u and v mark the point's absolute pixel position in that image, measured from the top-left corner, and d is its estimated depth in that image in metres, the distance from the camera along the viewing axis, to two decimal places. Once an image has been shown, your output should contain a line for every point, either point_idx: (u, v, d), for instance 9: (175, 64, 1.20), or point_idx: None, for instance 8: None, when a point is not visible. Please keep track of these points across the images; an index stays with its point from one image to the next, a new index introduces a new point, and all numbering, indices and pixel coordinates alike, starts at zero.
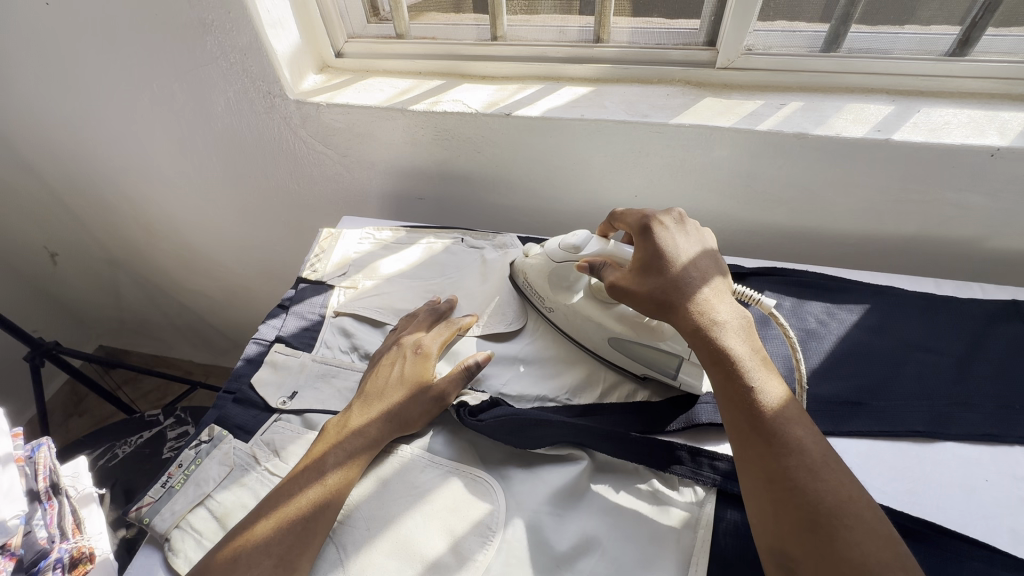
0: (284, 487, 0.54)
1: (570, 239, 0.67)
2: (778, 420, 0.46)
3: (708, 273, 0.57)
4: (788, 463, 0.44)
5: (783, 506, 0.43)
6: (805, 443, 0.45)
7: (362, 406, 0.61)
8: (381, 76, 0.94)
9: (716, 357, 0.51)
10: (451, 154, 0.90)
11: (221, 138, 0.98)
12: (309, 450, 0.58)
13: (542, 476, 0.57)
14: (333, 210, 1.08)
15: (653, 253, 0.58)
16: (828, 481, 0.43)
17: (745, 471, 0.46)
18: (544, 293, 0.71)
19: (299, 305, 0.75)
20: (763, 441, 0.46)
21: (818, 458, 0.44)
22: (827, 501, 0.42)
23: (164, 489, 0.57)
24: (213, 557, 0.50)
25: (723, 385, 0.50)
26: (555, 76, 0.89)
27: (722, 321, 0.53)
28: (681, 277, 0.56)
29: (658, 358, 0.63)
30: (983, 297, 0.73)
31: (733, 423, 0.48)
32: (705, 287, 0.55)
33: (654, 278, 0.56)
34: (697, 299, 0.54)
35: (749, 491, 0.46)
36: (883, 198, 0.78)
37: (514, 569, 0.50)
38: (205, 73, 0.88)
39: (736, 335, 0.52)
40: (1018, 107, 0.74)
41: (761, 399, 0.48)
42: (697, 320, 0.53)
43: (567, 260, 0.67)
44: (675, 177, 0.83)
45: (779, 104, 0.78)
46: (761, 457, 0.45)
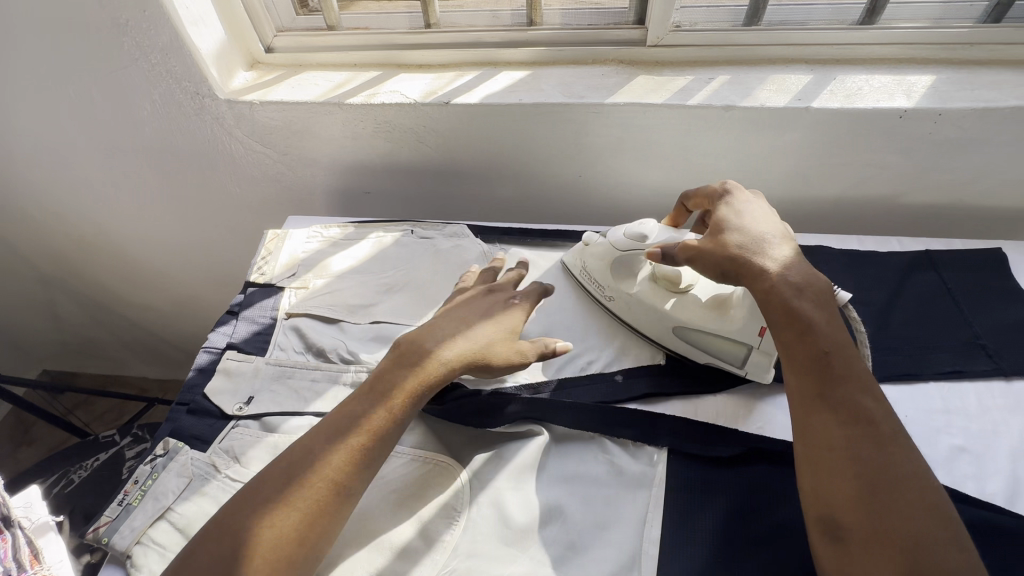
0: (325, 428, 0.53)
1: (637, 228, 0.68)
2: (848, 384, 0.48)
3: (786, 241, 0.58)
4: (855, 432, 0.45)
5: (846, 473, 0.44)
6: (875, 414, 0.46)
7: (450, 334, 0.61)
8: (315, 70, 0.92)
9: (788, 312, 0.52)
10: (394, 146, 0.90)
11: (150, 142, 0.94)
12: (364, 385, 0.57)
13: (504, 454, 0.59)
14: (279, 210, 1.05)
15: (727, 220, 0.60)
16: (894, 455, 0.44)
17: (811, 433, 0.47)
18: (605, 282, 0.73)
19: (249, 309, 0.74)
20: (835, 406, 0.47)
21: (887, 431, 0.45)
22: (889, 473, 0.43)
23: (122, 507, 0.56)
24: (232, 506, 0.49)
25: (796, 345, 0.51)
26: (492, 61, 0.89)
27: (801, 283, 0.54)
28: (760, 243, 0.57)
29: (726, 346, 0.65)
30: (901, 249, 0.79)
31: (800, 383, 0.50)
32: (782, 249, 0.57)
33: (729, 239, 0.58)
34: (773, 263, 0.55)
35: (807, 455, 0.47)
36: (809, 164, 0.82)
37: (481, 545, 0.53)
38: (125, 76, 0.84)
39: (812, 295, 0.53)
40: (923, 69, 0.79)
41: (834, 364, 0.49)
42: (772, 282, 0.54)
43: (632, 248, 0.68)
44: (616, 155, 0.85)
45: (708, 78, 0.81)
46: (826, 424, 0.47)
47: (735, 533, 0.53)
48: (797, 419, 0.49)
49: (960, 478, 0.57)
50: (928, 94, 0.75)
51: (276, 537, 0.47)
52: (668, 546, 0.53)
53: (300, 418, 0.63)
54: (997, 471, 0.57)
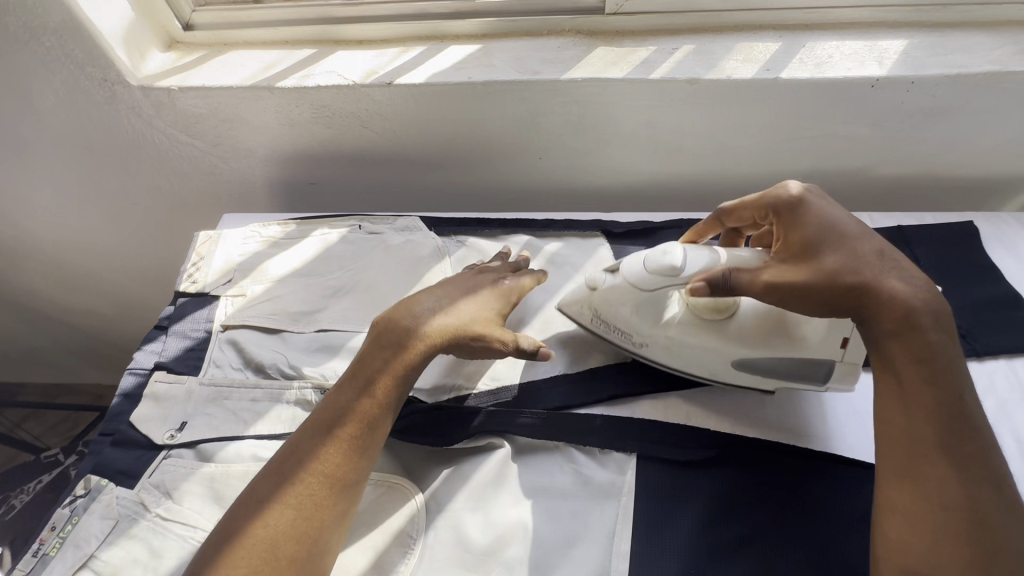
0: (305, 453, 0.48)
1: (660, 262, 0.55)
2: (977, 435, 0.43)
3: (896, 253, 0.50)
4: (976, 491, 0.41)
5: (962, 533, 0.40)
6: (1000, 473, 0.42)
7: (438, 309, 0.56)
8: (242, 49, 0.83)
9: (918, 346, 0.46)
10: (336, 133, 0.82)
11: (60, 136, 0.85)
12: (340, 386, 0.52)
13: (462, 471, 0.56)
14: (218, 205, 0.96)
15: (816, 239, 0.51)
16: (1011, 519, 0.41)
17: (929, 482, 0.42)
18: (635, 329, 0.59)
19: (180, 323, 0.68)
20: (962, 460, 0.42)
21: (1008, 492, 0.42)
22: (1005, 539, 0.40)
23: (37, 559, 0.50)
24: (210, 554, 0.44)
25: (928, 386, 0.44)
26: (439, 35, 0.81)
27: (929, 310, 0.47)
28: (873, 261, 0.49)
29: (798, 368, 0.55)
30: (873, 226, 0.76)
31: (916, 424, 0.44)
32: (895, 260, 0.49)
33: (829, 262, 0.49)
34: (897, 288, 0.48)
35: (915, 500, 0.42)
36: (780, 137, 0.78)
37: (438, 573, 0.50)
38: (20, 62, 0.75)
39: (943, 327, 0.46)
40: (895, 33, 0.75)
41: (963, 412, 0.43)
42: (900, 312, 0.47)
43: (664, 285, 0.56)
44: (578, 135, 0.79)
45: (672, 48, 0.75)
46: (942, 476, 0.42)
47: (707, 541, 0.51)
48: (906, 457, 0.44)
49: None
50: (900, 60, 0.71)
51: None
52: (637, 559, 0.50)
53: (237, 441, 0.57)
54: None
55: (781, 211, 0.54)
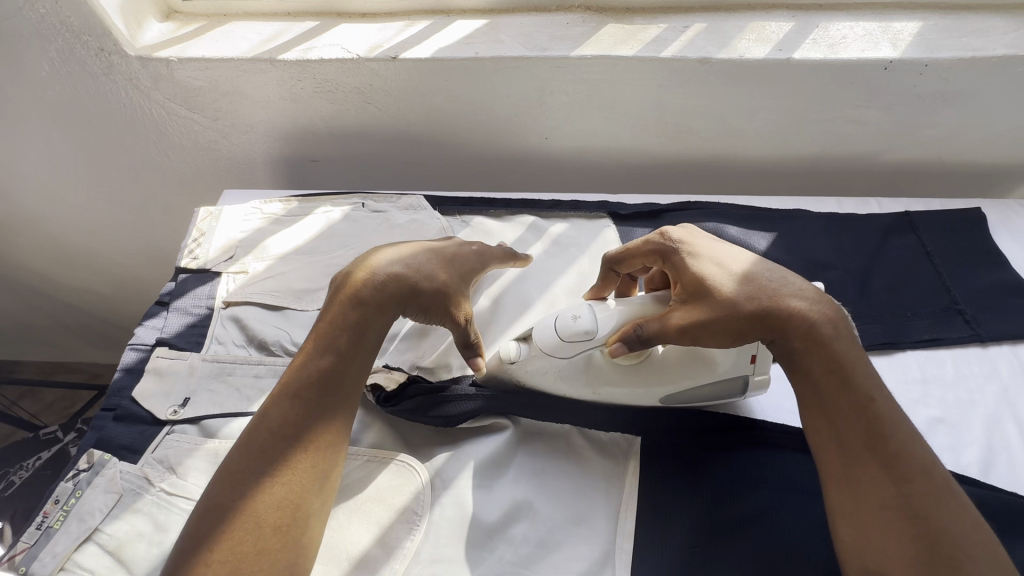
0: (279, 421, 0.46)
1: (574, 326, 0.50)
2: (898, 428, 0.42)
3: (793, 276, 0.49)
4: (910, 487, 0.40)
5: (900, 531, 0.39)
6: (928, 461, 0.41)
7: (401, 262, 0.52)
8: (242, 20, 0.81)
9: (825, 358, 0.45)
10: (339, 109, 0.80)
11: (56, 107, 0.83)
12: (306, 351, 0.49)
13: (466, 450, 0.56)
14: (219, 182, 0.95)
15: (706, 273, 0.48)
16: (950, 507, 0.39)
17: (858, 486, 0.41)
18: (560, 389, 0.56)
19: (181, 299, 0.67)
20: (885, 456, 0.41)
21: (941, 479, 0.41)
22: (946, 528, 0.39)
23: (41, 532, 0.50)
24: (190, 539, 0.42)
25: (838, 391, 0.44)
26: (445, 9, 0.79)
27: (829, 325, 0.46)
28: (771, 286, 0.47)
29: (715, 389, 0.56)
30: (881, 211, 0.76)
31: (839, 431, 0.43)
32: (784, 277, 0.48)
33: (729, 291, 0.47)
34: (797, 310, 0.46)
35: (850, 506, 0.41)
36: (789, 121, 0.77)
37: (444, 549, 0.50)
38: (14, 29, 0.73)
39: (842, 334, 0.46)
40: (909, 15, 0.74)
41: (878, 410, 0.43)
42: (803, 326, 0.46)
43: (581, 349, 0.51)
44: (586, 115, 0.78)
45: (684, 26, 0.74)
46: (872, 475, 0.41)
47: (712, 521, 0.51)
48: (830, 465, 0.43)
49: (937, 451, 0.56)
50: (914, 43, 0.70)
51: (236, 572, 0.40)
52: (642, 537, 0.51)
53: (240, 418, 0.57)
54: (971, 440, 0.57)
55: (669, 255, 0.51)
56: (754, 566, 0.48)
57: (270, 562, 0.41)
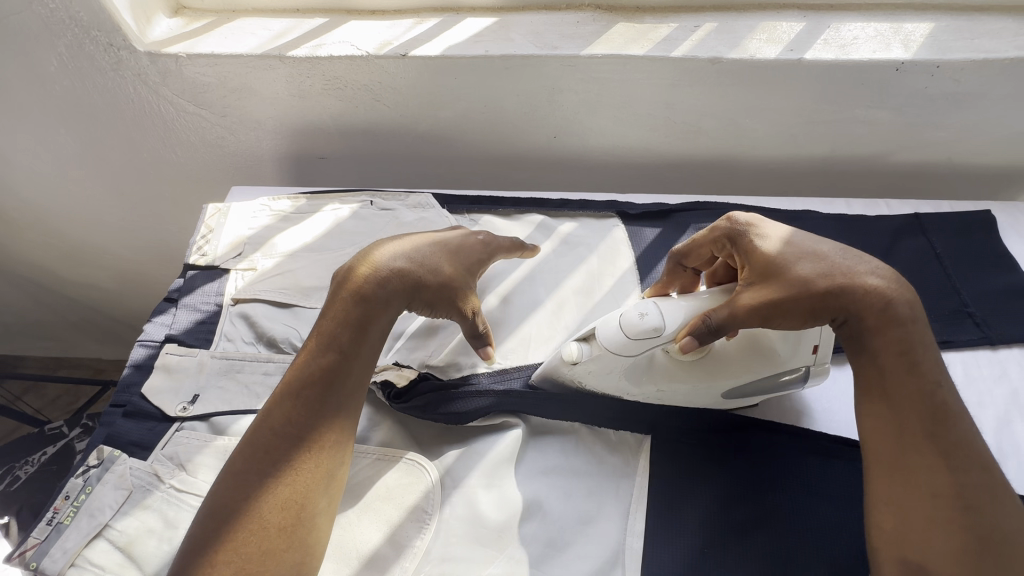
0: (283, 420, 0.46)
1: (640, 324, 0.49)
2: (957, 420, 0.43)
3: (867, 258, 0.48)
4: (965, 475, 0.41)
5: (950, 520, 0.40)
6: (982, 454, 0.42)
7: (404, 257, 0.52)
8: (251, 16, 0.80)
9: (898, 339, 0.45)
10: (348, 106, 0.80)
11: (63, 102, 0.82)
12: (307, 349, 0.49)
13: (476, 448, 0.56)
14: (225, 178, 0.95)
15: (774, 253, 0.48)
16: (998, 501, 0.40)
17: (914, 473, 0.41)
18: (622, 386, 0.55)
19: (190, 296, 0.67)
20: (943, 445, 0.41)
21: (993, 473, 0.41)
22: (995, 521, 0.39)
23: (51, 527, 0.50)
24: (199, 538, 0.42)
25: (905, 376, 0.44)
26: (455, 7, 0.79)
27: (903, 305, 0.45)
28: (845, 266, 0.47)
29: (772, 381, 0.55)
30: (890, 213, 0.76)
31: (903, 415, 0.43)
32: (859, 257, 0.48)
33: (801, 270, 0.47)
34: (871, 289, 0.45)
35: (902, 492, 0.41)
36: (799, 121, 0.77)
37: (454, 548, 0.50)
38: (22, 24, 0.73)
39: (918, 316, 0.45)
40: (921, 16, 0.73)
41: (942, 399, 0.43)
42: (879, 305, 0.45)
43: (648, 346, 0.50)
44: (595, 114, 0.78)
45: (694, 26, 0.74)
46: (930, 462, 0.41)
47: (721, 521, 0.51)
48: (888, 448, 0.43)
49: None
50: (926, 44, 0.69)
51: (247, 571, 0.40)
52: (652, 537, 0.51)
53: (250, 415, 0.57)
54: None
55: (735, 238, 0.51)
56: (763, 567, 0.48)
57: (278, 562, 0.41)
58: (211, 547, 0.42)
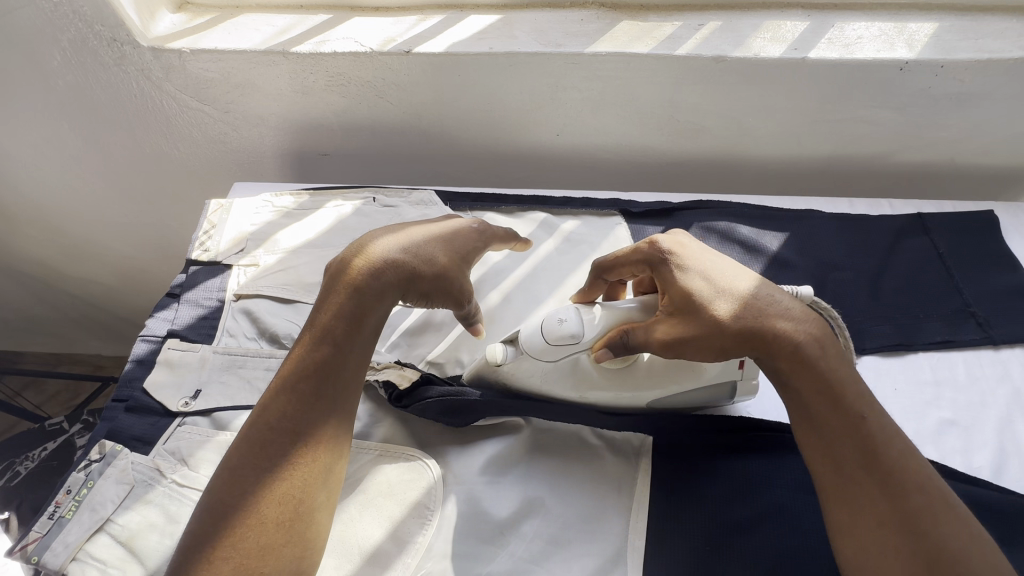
0: (281, 414, 0.46)
1: (559, 330, 0.51)
2: (890, 444, 0.42)
3: (777, 292, 0.48)
4: (906, 502, 0.40)
5: (901, 549, 0.39)
6: (922, 475, 0.41)
7: (398, 248, 0.51)
8: (254, 12, 0.80)
9: (815, 376, 0.44)
10: (351, 103, 0.80)
11: (66, 97, 0.82)
12: (304, 341, 0.49)
13: (479, 447, 0.56)
14: (227, 175, 0.94)
15: (692, 288, 0.47)
16: (947, 521, 0.39)
17: (855, 505, 0.41)
18: (548, 393, 0.57)
19: (192, 291, 0.67)
20: (880, 472, 0.41)
21: (936, 492, 0.40)
22: (947, 542, 0.38)
23: (53, 521, 0.50)
24: (197, 535, 0.42)
25: (828, 411, 0.43)
26: (459, 4, 0.79)
27: (814, 343, 0.45)
28: (756, 304, 0.46)
29: (699, 392, 0.56)
30: (893, 212, 0.76)
31: (834, 450, 0.42)
32: (771, 295, 0.47)
33: (717, 309, 0.46)
34: (779, 330, 0.45)
35: (848, 527, 0.41)
36: (802, 121, 0.77)
37: (457, 545, 0.50)
38: (26, 19, 0.73)
39: (828, 350, 0.45)
40: (925, 16, 0.73)
41: (869, 428, 0.43)
42: (792, 344, 0.45)
43: (565, 351, 0.51)
44: (598, 112, 0.78)
45: (698, 24, 0.74)
46: (867, 492, 0.41)
47: (724, 520, 0.51)
48: (826, 483, 0.42)
49: (948, 453, 0.57)
50: (930, 44, 0.69)
51: (246, 569, 0.40)
52: (654, 535, 0.51)
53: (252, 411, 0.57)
54: (983, 443, 0.57)
55: (655, 265, 0.50)
56: (766, 565, 0.48)
57: (279, 558, 0.41)
58: (209, 545, 0.41)
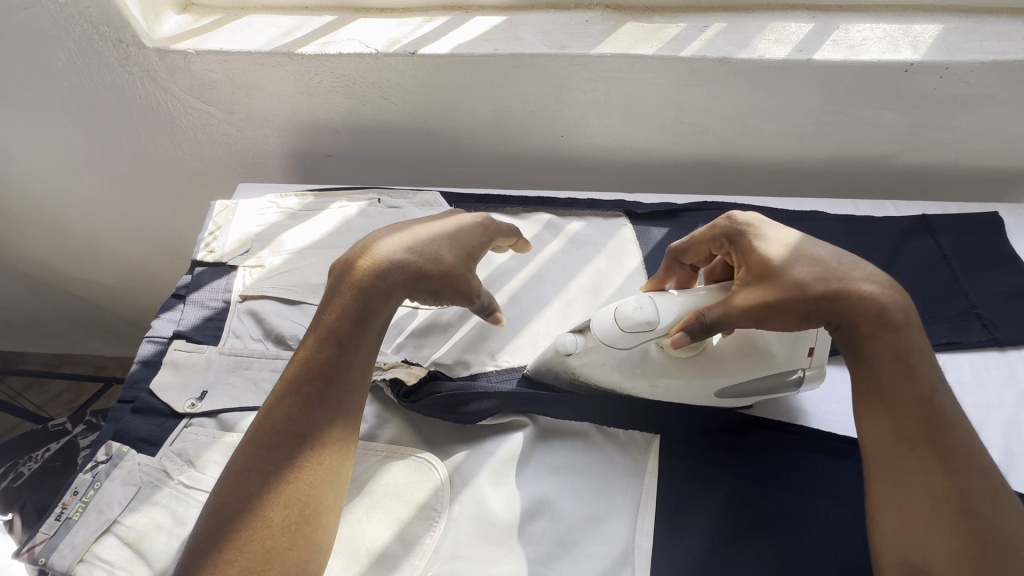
0: (285, 417, 0.46)
1: (634, 317, 0.50)
2: (955, 424, 0.42)
3: (862, 262, 0.47)
4: (964, 480, 0.40)
5: (952, 525, 0.39)
6: (984, 459, 0.41)
7: (403, 248, 0.50)
8: (259, 13, 0.80)
9: (891, 344, 0.44)
10: (356, 104, 0.80)
11: (70, 98, 0.82)
12: (308, 343, 0.49)
13: (485, 448, 0.56)
14: (231, 175, 0.95)
15: (771, 254, 0.47)
16: (1001, 506, 0.39)
17: (914, 475, 0.41)
18: (617, 383, 0.56)
19: (198, 292, 0.67)
20: (943, 448, 0.41)
21: (996, 478, 0.40)
22: (999, 526, 0.38)
23: (60, 523, 0.50)
24: (202, 539, 0.42)
25: (902, 379, 0.43)
26: (463, 5, 0.79)
27: (899, 309, 0.44)
28: (840, 270, 0.46)
29: (768, 381, 0.55)
30: (897, 214, 0.76)
31: (902, 421, 0.42)
32: (855, 262, 0.47)
33: (797, 273, 0.46)
34: (862, 295, 0.45)
35: (902, 493, 0.41)
36: (807, 123, 0.77)
37: (463, 546, 0.50)
38: (30, 20, 0.73)
39: (912, 321, 0.44)
40: (929, 18, 0.73)
41: (940, 403, 0.42)
42: (874, 309, 0.44)
43: (639, 339, 0.51)
44: (603, 113, 0.78)
45: (703, 26, 0.74)
46: (928, 465, 0.40)
47: (731, 522, 0.51)
48: (886, 449, 0.42)
49: None
50: (935, 46, 0.70)
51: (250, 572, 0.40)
52: (661, 537, 0.51)
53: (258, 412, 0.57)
54: (990, 444, 0.57)
55: (733, 237, 0.51)
56: (773, 566, 0.48)
57: (283, 561, 0.41)
58: (215, 547, 0.41)
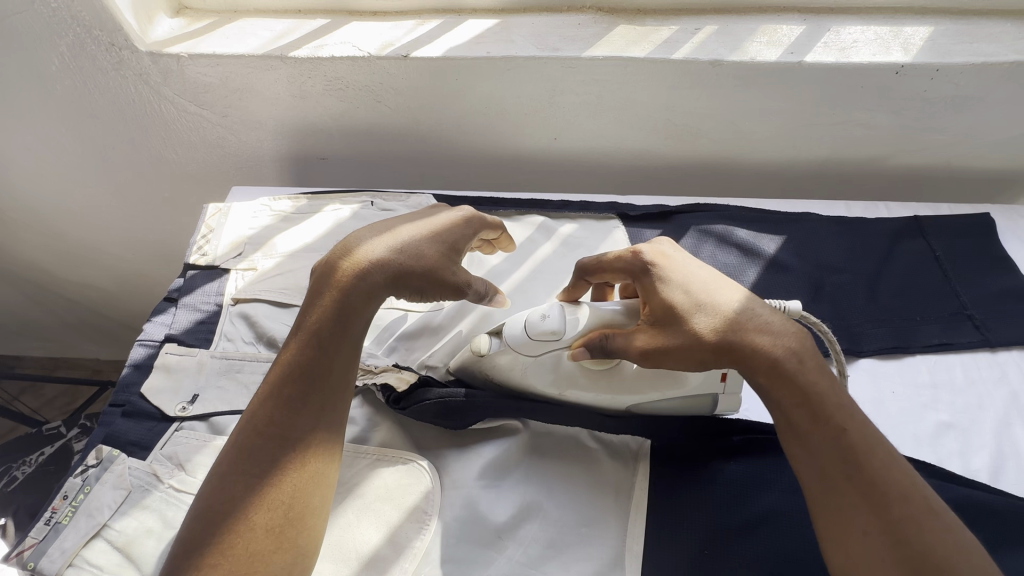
0: (267, 421, 0.46)
1: (541, 325, 0.52)
2: (873, 452, 0.40)
3: (759, 305, 0.46)
4: (892, 512, 0.38)
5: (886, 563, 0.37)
6: (908, 483, 0.39)
7: (384, 248, 0.50)
8: (253, 17, 0.81)
9: (793, 389, 0.43)
10: (349, 106, 0.80)
11: (64, 101, 0.82)
12: (291, 346, 0.49)
13: (477, 451, 0.56)
14: (226, 179, 0.94)
15: (674, 299, 0.47)
16: (933, 529, 0.38)
17: (843, 516, 0.39)
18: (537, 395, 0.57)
19: (190, 296, 0.67)
20: (864, 482, 0.39)
21: (921, 500, 0.39)
22: (936, 552, 0.37)
23: (49, 527, 0.50)
24: (186, 547, 0.42)
25: (812, 421, 0.42)
26: (456, 8, 0.79)
27: (795, 352, 0.44)
28: (735, 314, 0.45)
29: (685, 400, 0.56)
30: (890, 215, 0.76)
31: (821, 462, 0.41)
32: (751, 310, 0.46)
33: (696, 324, 0.45)
34: (757, 342, 0.44)
35: (836, 537, 0.39)
36: (799, 124, 0.77)
37: (453, 550, 0.49)
38: (22, 24, 0.73)
39: (807, 359, 0.44)
40: (920, 20, 0.74)
41: (852, 436, 0.41)
42: (769, 355, 0.44)
43: (546, 347, 0.53)
44: (596, 116, 0.78)
45: (695, 28, 0.74)
46: (854, 503, 0.39)
47: (723, 524, 0.51)
48: (813, 491, 0.41)
49: (946, 455, 0.57)
50: (925, 47, 0.70)
51: None
52: (652, 539, 0.51)
53: None
54: (981, 445, 0.57)
55: (637, 279, 0.50)
56: (764, 568, 0.48)
57: (266, 567, 0.41)
58: (196, 554, 0.41)
